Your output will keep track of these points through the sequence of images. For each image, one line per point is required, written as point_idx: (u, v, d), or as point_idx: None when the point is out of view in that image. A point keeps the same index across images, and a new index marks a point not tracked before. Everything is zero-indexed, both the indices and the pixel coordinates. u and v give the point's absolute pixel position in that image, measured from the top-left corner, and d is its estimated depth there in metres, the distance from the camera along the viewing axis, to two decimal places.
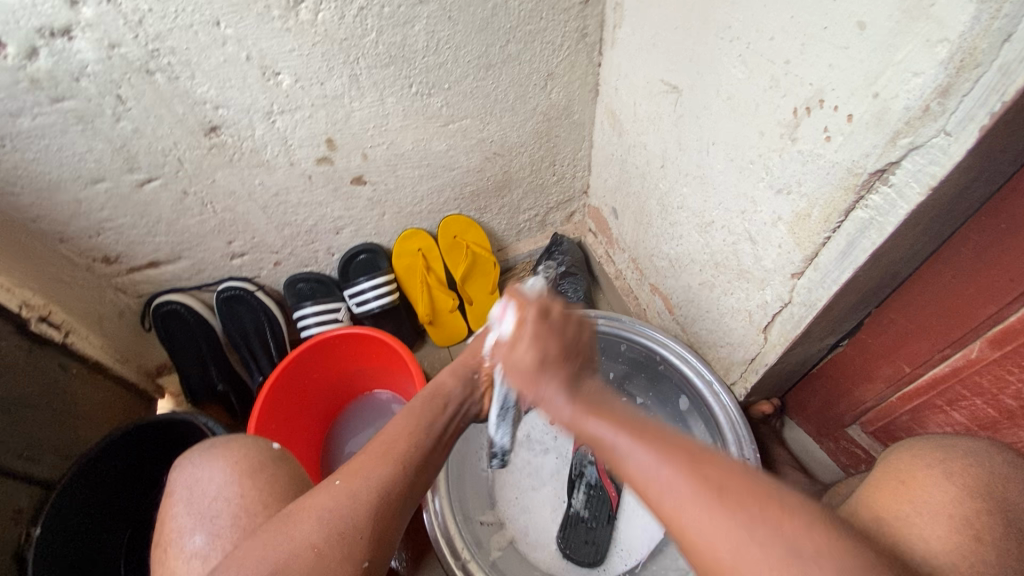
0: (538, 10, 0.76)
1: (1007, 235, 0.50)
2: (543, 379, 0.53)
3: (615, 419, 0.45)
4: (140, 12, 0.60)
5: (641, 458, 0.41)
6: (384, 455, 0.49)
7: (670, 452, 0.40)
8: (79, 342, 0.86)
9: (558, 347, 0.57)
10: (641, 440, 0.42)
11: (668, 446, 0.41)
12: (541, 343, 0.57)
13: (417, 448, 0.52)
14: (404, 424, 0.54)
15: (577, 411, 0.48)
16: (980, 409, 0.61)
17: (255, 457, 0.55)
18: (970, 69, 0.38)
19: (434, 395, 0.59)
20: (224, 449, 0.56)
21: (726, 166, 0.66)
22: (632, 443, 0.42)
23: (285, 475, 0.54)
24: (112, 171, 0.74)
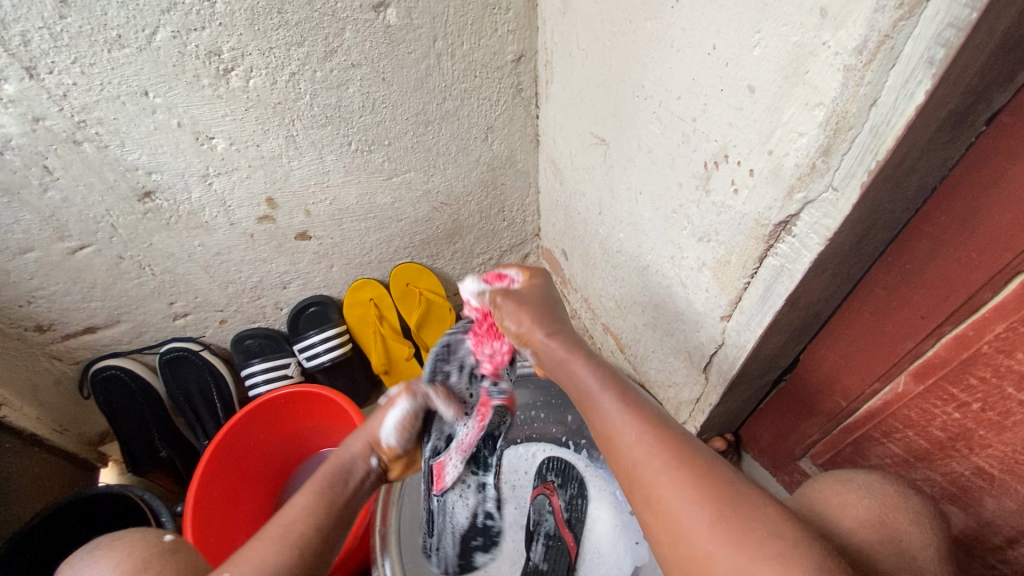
0: (471, 69, 0.79)
1: (913, 274, 0.52)
2: (544, 342, 0.55)
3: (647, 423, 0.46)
4: (65, 86, 0.61)
5: (632, 438, 0.45)
6: (279, 541, 0.47)
7: (675, 454, 0.43)
8: (11, 415, 0.82)
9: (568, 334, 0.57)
10: (651, 433, 0.45)
11: (675, 445, 0.44)
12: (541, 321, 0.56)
13: (314, 529, 0.49)
14: (302, 501, 0.52)
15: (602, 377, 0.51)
16: (913, 441, 0.62)
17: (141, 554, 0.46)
18: (845, 130, 0.40)
19: (335, 466, 0.57)
20: (112, 548, 0.46)
21: (653, 214, 0.68)
22: (647, 437, 0.45)
23: (179, 572, 0.44)
24: (41, 240, 0.72)
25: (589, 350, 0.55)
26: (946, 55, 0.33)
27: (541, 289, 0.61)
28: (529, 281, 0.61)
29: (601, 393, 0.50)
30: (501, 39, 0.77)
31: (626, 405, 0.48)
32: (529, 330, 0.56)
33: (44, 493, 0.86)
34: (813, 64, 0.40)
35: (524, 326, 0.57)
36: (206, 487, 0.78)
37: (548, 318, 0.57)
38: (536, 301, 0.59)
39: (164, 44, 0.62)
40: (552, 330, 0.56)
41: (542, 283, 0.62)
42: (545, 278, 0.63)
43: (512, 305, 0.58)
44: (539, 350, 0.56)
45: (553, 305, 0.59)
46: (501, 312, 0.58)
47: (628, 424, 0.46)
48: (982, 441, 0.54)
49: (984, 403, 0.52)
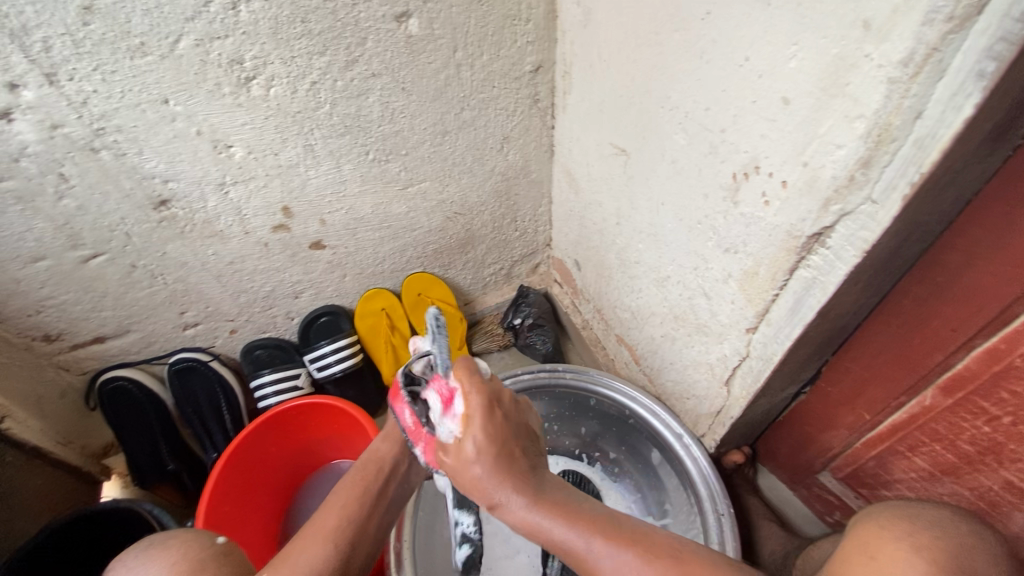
0: (490, 79, 0.79)
1: (944, 287, 0.52)
2: (514, 504, 0.47)
3: (608, 535, 0.46)
4: (85, 93, 0.60)
5: (632, 572, 0.43)
6: (322, 536, 0.51)
7: (661, 559, 0.44)
8: (17, 427, 0.80)
9: (506, 450, 0.49)
10: (616, 547, 0.45)
11: (662, 557, 0.44)
12: (503, 477, 0.47)
13: (348, 526, 0.54)
14: (337, 501, 0.56)
15: (553, 520, 0.46)
16: (940, 454, 0.61)
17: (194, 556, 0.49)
18: (887, 143, 0.40)
19: (370, 459, 0.62)
20: (159, 557, 0.48)
21: (676, 225, 0.67)
22: (642, 563, 0.44)
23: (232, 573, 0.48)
24: (54, 249, 0.71)
25: (543, 488, 0.49)
26: (997, 69, 0.33)
27: (509, 418, 0.51)
28: (484, 431, 0.48)
29: (584, 536, 0.45)
30: (520, 50, 0.78)
31: (616, 538, 0.45)
32: (494, 491, 0.47)
33: (46, 506, 0.84)
34: (854, 76, 0.40)
35: (481, 477, 0.47)
36: (215, 504, 0.77)
37: (514, 471, 0.48)
38: (498, 444, 0.49)
39: (187, 53, 0.61)
40: (518, 486, 0.47)
41: (504, 416, 0.51)
42: (506, 415, 0.51)
43: (473, 445, 0.48)
44: (497, 510, 0.48)
45: (521, 447, 0.50)
46: (466, 465, 0.48)
47: (618, 556, 0.44)
48: (1012, 455, 0.54)
49: (1015, 417, 0.52)
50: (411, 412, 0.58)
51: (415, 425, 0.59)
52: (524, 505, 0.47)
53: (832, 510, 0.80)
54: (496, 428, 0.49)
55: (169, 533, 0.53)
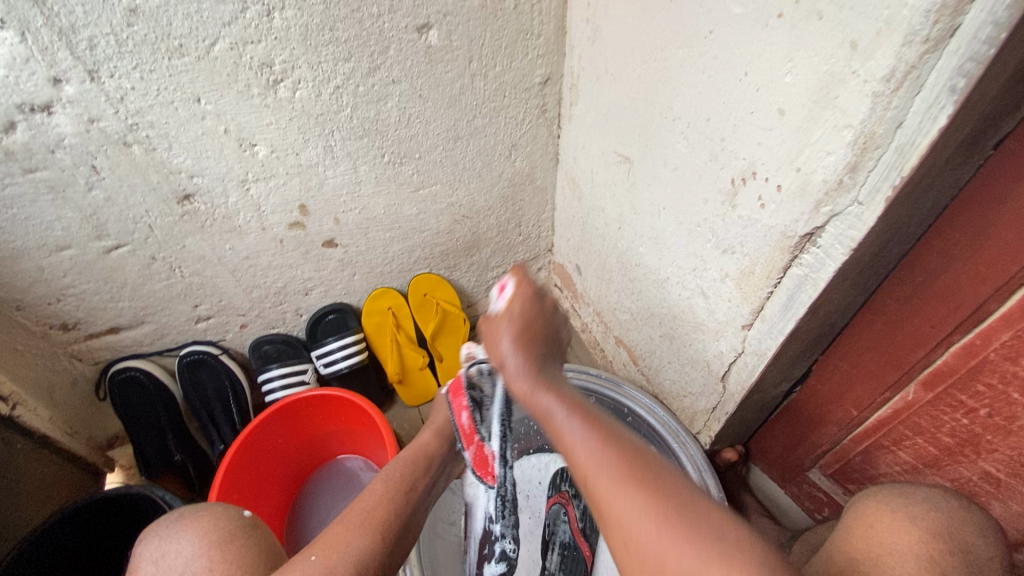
0: (502, 89, 0.83)
1: (924, 287, 0.56)
2: (516, 379, 0.47)
3: (594, 422, 0.43)
4: (123, 90, 0.64)
5: (594, 446, 0.41)
6: (363, 524, 0.51)
7: (626, 450, 0.40)
8: (27, 415, 0.81)
9: (539, 330, 0.51)
10: (603, 436, 0.41)
11: (626, 446, 0.41)
12: (518, 341, 0.49)
13: (394, 514, 0.54)
14: (378, 488, 0.57)
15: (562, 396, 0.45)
16: (922, 448, 0.65)
17: (225, 527, 0.53)
18: (872, 149, 0.44)
19: (418, 455, 0.63)
20: (195, 520, 0.54)
21: (677, 228, 0.72)
22: (603, 437, 0.41)
23: (259, 544, 0.53)
24: (80, 238, 0.74)
25: (551, 373, 0.48)
26: (967, 84, 0.37)
27: (541, 312, 0.53)
28: (519, 308, 0.52)
29: (560, 409, 0.44)
30: (530, 63, 0.82)
31: (591, 426, 0.42)
32: (506, 355, 0.49)
33: (52, 496, 0.84)
34: (843, 90, 0.44)
35: (501, 342, 0.50)
36: (224, 496, 0.79)
37: (533, 349, 0.50)
38: (523, 322, 0.51)
39: (221, 55, 0.65)
40: (525, 354, 0.49)
41: (540, 310, 0.53)
42: (545, 303, 0.54)
43: (504, 322, 0.51)
44: (502, 375, 0.49)
45: (543, 335, 0.51)
46: (496, 329, 0.51)
47: (584, 427, 0.42)
48: (989, 445, 0.58)
49: (991, 409, 0.56)
50: (468, 415, 0.66)
51: (468, 429, 0.67)
52: (523, 373, 0.47)
53: (820, 507, 0.83)
54: (531, 306, 0.52)
55: (199, 505, 0.57)
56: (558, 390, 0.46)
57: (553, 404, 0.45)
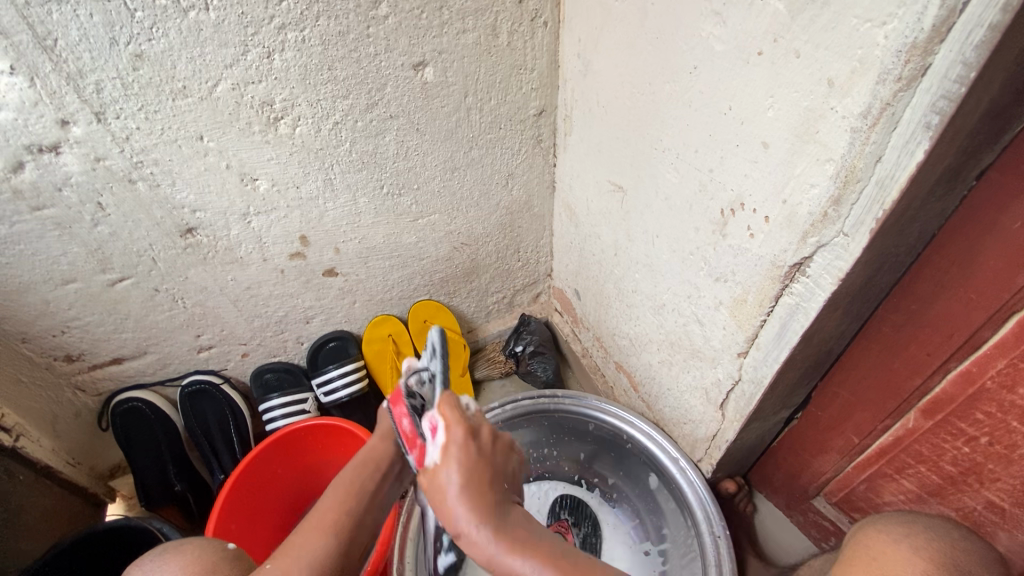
0: (497, 121, 0.85)
1: (918, 315, 0.56)
2: (473, 532, 0.48)
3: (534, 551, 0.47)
4: (129, 130, 0.66)
5: None
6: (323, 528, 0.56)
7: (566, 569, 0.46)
8: (29, 445, 0.82)
9: (489, 478, 0.52)
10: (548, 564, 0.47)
11: (585, 574, 0.46)
12: (472, 507, 0.50)
13: (346, 516, 0.58)
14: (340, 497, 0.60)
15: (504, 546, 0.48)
16: (926, 476, 0.64)
17: (208, 557, 0.51)
18: (853, 183, 0.45)
19: (367, 460, 0.65)
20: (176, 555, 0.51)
21: (670, 256, 0.72)
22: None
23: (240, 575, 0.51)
24: (85, 271, 0.76)
25: (505, 520, 0.50)
26: (941, 121, 0.38)
27: (482, 450, 0.54)
28: (461, 460, 0.52)
29: (518, 564, 0.47)
30: (525, 96, 0.84)
31: (541, 560, 0.47)
32: (451, 499, 0.50)
33: (54, 526, 0.84)
34: (823, 125, 0.45)
35: (451, 497, 0.50)
36: (221, 526, 0.80)
37: (483, 499, 0.50)
38: (474, 474, 0.52)
39: (223, 95, 0.67)
40: (477, 510, 0.49)
41: (478, 451, 0.54)
42: (488, 456, 0.54)
43: (453, 473, 0.51)
44: (462, 542, 0.50)
45: (490, 474, 0.53)
46: (442, 489, 0.51)
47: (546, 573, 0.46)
48: (991, 475, 0.57)
49: (991, 437, 0.55)
50: (410, 419, 0.61)
51: (412, 434, 0.61)
52: (483, 532, 0.48)
53: (827, 537, 0.81)
54: (474, 455, 0.53)
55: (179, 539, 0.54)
56: (511, 539, 0.48)
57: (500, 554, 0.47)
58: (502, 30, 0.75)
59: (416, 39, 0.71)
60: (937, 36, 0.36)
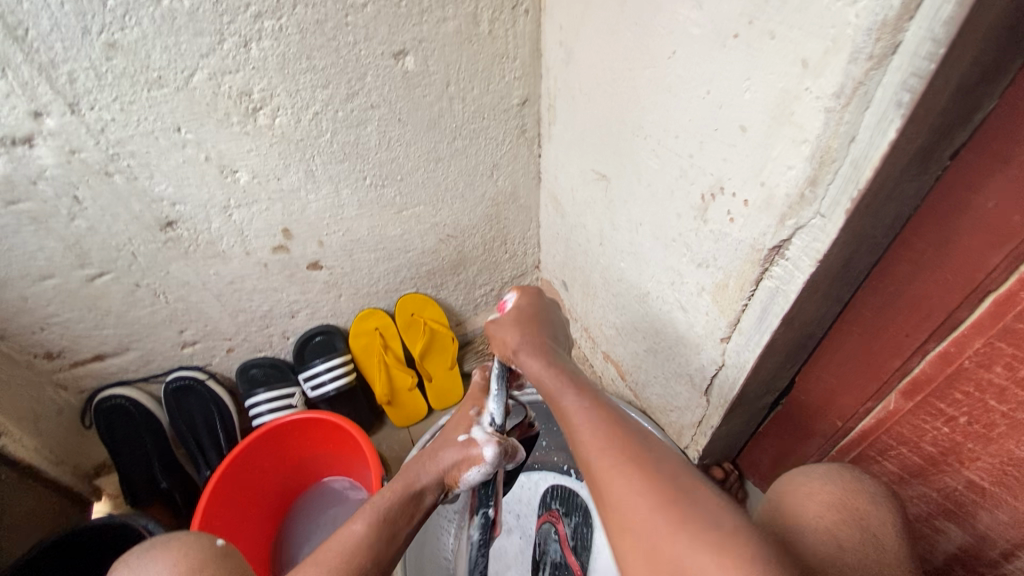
0: (480, 111, 0.85)
1: (897, 296, 0.57)
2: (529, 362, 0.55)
3: (607, 417, 0.47)
4: (104, 121, 0.65)
5: (600, 432, 0.45)
6: (341, 558, 0.50)
7: (629, 439, 0.44)
8: (11, 445, 0.80)
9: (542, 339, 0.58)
10: (614, 432, 0.45)
11: (634, 448, 0.43)
12: (531, 338, 0.57)
13: (371, 553, 0.52)
14: (358, 525, 0.55)
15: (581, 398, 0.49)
16: (907, 457, 0.64)
17: (196, 556, 0.47)
18: (829, 163, 0.45)
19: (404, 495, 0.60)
20: (164, 553, 0.48)
21: (654, 243, 0.72)
22: (611, 431, 0.45)
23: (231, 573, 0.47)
24: (63, 267, 0.75)
25: (569, 373, 0.53)
26: (912, 99, 0.38)
27: (540, 310, 0.62)
28: (522, 304, 0.62)
29: (577, 397, 0.50)
30: (508, 85, 0.84)
31: (606, 419, 0.46)
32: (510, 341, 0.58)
33: (34, 527, 0.83)
34: (798, 106, 0.45)
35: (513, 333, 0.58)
36: (209, 519, 0.79)
37: (539, 338, 0.58)
38: (531, 315, 0.61)
39: (200, 85, 0.66)
40: (533, 348, 0.56)
41: (541, 309, 0.63)
42: (547, 304, 0.64)
43: (512, 320, 0.60)
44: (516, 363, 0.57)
45: (549, 324, 0.61)
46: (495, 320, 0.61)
47: (598, 422, 0.46)
48: (970, 454, 0.57)
49: (970, 417, 0.55)
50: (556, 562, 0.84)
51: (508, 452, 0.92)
52: (539, 363, 0.54)
53: None
54: (538, 311, 0.62)
55: (167, 536, 0.51)
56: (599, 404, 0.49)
57: (578, 403, 0.49)
58: (483, 18, 0.75)
59: (396, 28, 0.70)
60: (906, 13, 0.36)
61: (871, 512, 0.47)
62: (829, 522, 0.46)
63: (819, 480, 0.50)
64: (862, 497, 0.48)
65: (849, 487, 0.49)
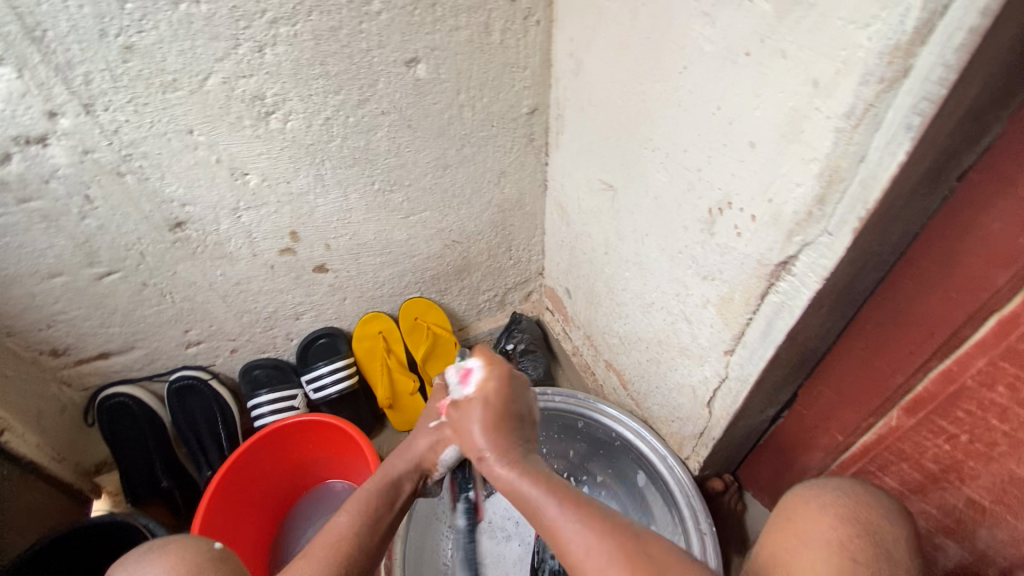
0: (489, 120, 0.86)
1: (900, 313, 0.57)
2: (499, 463, 0.53)
3: (595, 516, 0.45)
4: (117, 122, 0.66)
5: (586, 539, 0.44)
6: (329, 551, 0.50)
7: (619, 544, 0.43)
8: (14, 441, 0.81)
9: (502, 413, 0.58)
10: (601, 527, 0.44)
11: (622, 545, 0.43)
12: (494, 434, 0.56)
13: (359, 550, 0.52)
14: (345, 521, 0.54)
15: (549, 492, 0.49)
16: (908, 474, 0.64)
17: (193, 559, 0.48)
18: (838, 182, 0.45)
19: (387, 485, 0.60)
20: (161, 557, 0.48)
21: (659, 254, 0.73)
22: (599, 531, 0.44)
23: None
24: (72, 265, 0.75)
25: (536, 468, 0.53)
26: (921, 122, 0.39)
27: (508, 397, 0.60)
28: (485, 400, 0.58)
29: (547, 498, 0.48)
30: (517, 94, 0.85)
31: (584, 516, 0.46)
32: (478, 444, 0.56)
33: (38, 524, 0.83)
34: (808, 125, 0.46)
35: (478, 434, 0.56)
36: (210, 522, 0.80)
37: (504, 436, 0.56)
38: (496, 404, 0.58)
39: (214, 89, 0.67)
40: (491, 440, 0.56)
41: (513, 388, 0.61)
42: (517, 385, 0.61)
43: (476, 410, 0.58)
44: (483, 464, 0.55)
45: (514, 417, 0.59)
46: (467, 419, 0.58)
47: (574, 518, 0.46)
48: (971, 472, 0.57)
49: (971, 435, 0.56)
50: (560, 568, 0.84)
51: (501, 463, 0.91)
52: (509, 466, 0.53)
53: None
54: (509, 395, 0.59)
55: (165, 539, 0.51)
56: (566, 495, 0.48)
57: (545, 496, 0.49)
58: (495, 28, 0.75)
59: (409, 36, 0.71)
60: (918, 38, 0.36)
61: (884, 527, 0.47)
62: (842, 537, 0.46)
63: (831, 494, 0.51)
64: (874, 513, 0.48)
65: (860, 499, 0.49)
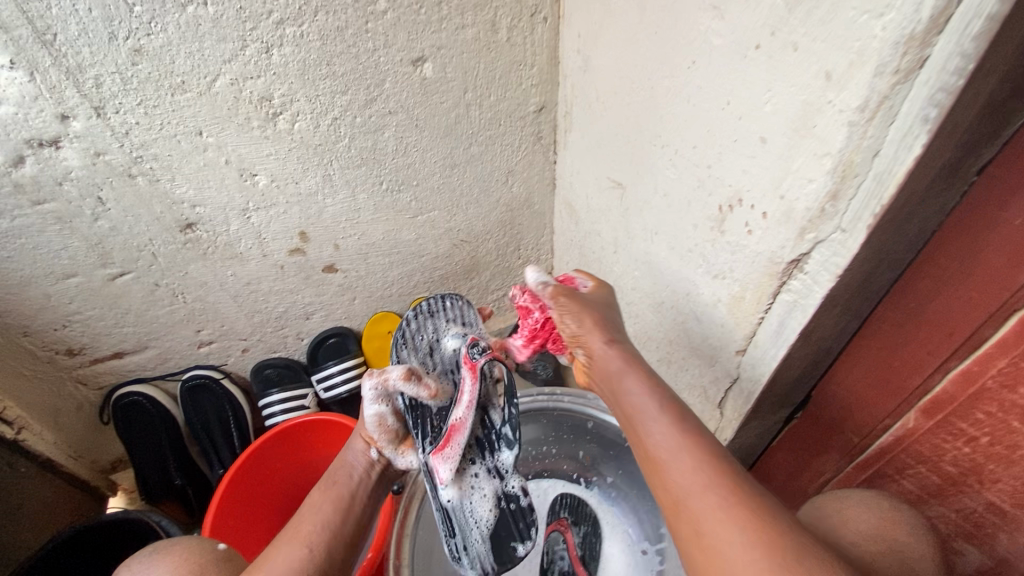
0: (497, 118, 0.85)
1: (918, 312, 0.55)
2: (614, 356, 0.55)
3: (679, 419, 0.48)
4: (128, 125, 0.66)
5: (672, 440, 0.47)
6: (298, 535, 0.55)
7: (704, 449, 0.45)
8: (32, 439, 0.83)
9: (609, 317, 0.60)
10: (687, 434, 0.47)
11: (708, 449, 0.45)
12: (605, 333, 0.58)
13: (329, 521, 0.57)
14: (319, 517, 0.58)
15: (648, 388, 0.52)
16: (925, 477, 0.63)
17: (195, 559, 0.51)
18: (851, 178, 0.44)
19: (340, 469, 0.66)
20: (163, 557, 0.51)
21: (669, 252, 0.72)
22: (686, 437, 0.47)
23: None
24: (86, 266, 0.76)
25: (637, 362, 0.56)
26: (939, 114, 0.38)
27: (605, 303, 0.63)
28: (591, 301, 0.62)
29: (645, 393, 0.52)
30: (524, 92, 0.84)
31: (669, 415, 0.49)
32: (592, 336, 0.58)
33: (56, 520, 0.86)
34: (820, 119, 0.44)
35: (591, 324, 0.58)
36: (221, 522, 0.80)
37: (614, 331, 0.59)
38: (601, 307, 0.62)
39: (222, 90, 0.67)
40: (611, 343, 0.57)
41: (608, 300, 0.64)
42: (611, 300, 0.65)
43: (587, 308, 0.60)
44: (590, 356, 0.57)
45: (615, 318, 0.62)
46: (574, 308, 0.60)
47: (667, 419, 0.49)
48: (992, 475, 0.56)
49: (992, 437, 0.54)
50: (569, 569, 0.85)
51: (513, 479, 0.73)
52: (622, 358, 0.55)
53: None
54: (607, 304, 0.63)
55: (173, 539, 0.54)
56: (660, 394, 0.51)
57: (649, 391, 0.52)
58: (501, 26, 0.75)
59: (416, 35, 0.71)
60: (935, 27, 0.35)
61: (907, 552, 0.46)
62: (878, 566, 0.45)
63: (859, 517, 0.50)
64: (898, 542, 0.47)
65: (887, 523, 0.48)
